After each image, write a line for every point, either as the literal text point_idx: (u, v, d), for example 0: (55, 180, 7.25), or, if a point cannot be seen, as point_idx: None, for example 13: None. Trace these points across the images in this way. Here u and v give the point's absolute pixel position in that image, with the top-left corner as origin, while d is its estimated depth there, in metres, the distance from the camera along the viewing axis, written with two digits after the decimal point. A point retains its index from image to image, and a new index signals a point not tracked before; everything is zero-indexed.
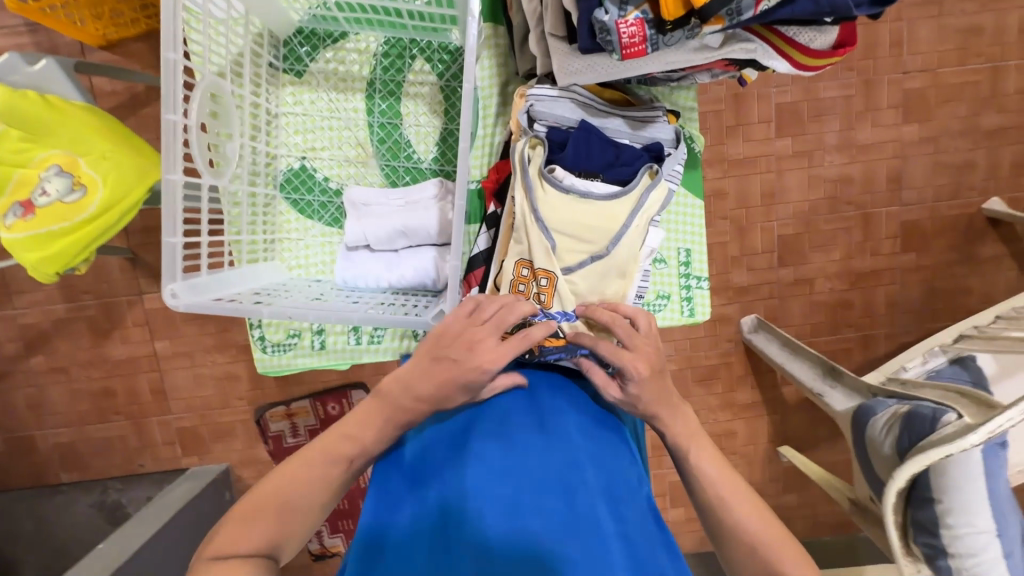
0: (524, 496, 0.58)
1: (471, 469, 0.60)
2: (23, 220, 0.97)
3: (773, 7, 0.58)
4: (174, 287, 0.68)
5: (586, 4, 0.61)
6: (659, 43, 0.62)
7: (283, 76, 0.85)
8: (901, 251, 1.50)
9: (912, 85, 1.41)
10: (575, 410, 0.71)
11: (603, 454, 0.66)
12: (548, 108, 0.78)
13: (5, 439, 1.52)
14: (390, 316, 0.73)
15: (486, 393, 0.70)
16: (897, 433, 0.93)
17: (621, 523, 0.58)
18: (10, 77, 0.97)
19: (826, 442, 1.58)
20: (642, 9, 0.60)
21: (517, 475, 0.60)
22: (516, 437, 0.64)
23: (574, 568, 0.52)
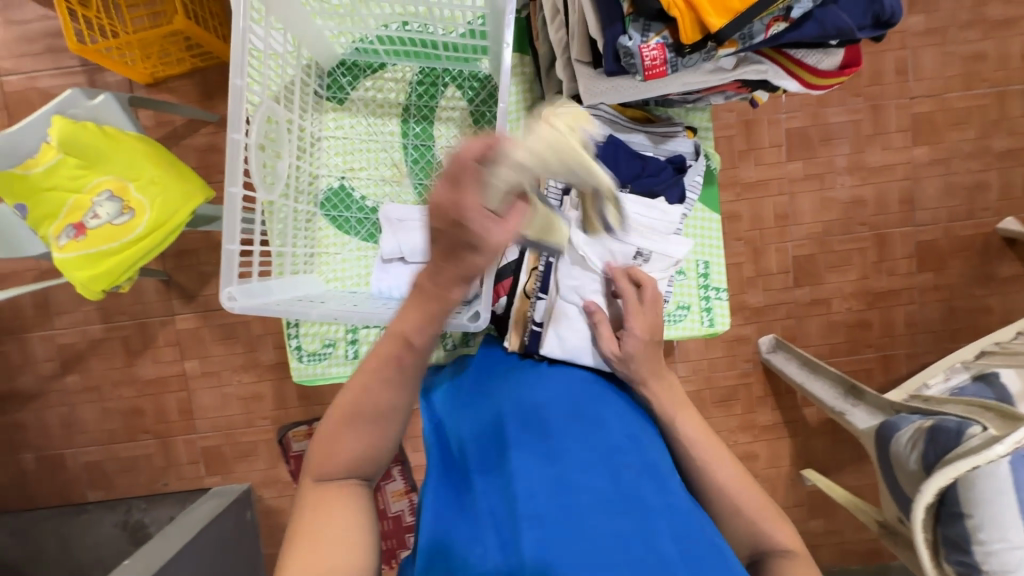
0: (569, 478, 0.61)
1: (515, 453, 0.65)
2: (76, 240, 1.04)
3: (782, 31, 0.63)
4: (229, 291, 0.74)
5: (611, 30, 0.66)
6: (679, 66, 0.66)
7: (325, 103, 0.92)
8: (918, 270, 1.51)
9: (920, 110, 1.45)
10: (609, 405, 0.74)
11: (638, 436, 0.69)
12: None
13: (36, 457, 1.56)
14: None
15: (525, 390, 0.74)
16: (922, 449, 0.92)
17: (664, 498, 0.61)
18: (71, 110, 1.06)
19: (851, 465, 1.55)
20: (663, 35, 0.64)
21: (558, 460, 0.64)
22: (553, 426, 0.68)
23: (622, 538, 0.56)
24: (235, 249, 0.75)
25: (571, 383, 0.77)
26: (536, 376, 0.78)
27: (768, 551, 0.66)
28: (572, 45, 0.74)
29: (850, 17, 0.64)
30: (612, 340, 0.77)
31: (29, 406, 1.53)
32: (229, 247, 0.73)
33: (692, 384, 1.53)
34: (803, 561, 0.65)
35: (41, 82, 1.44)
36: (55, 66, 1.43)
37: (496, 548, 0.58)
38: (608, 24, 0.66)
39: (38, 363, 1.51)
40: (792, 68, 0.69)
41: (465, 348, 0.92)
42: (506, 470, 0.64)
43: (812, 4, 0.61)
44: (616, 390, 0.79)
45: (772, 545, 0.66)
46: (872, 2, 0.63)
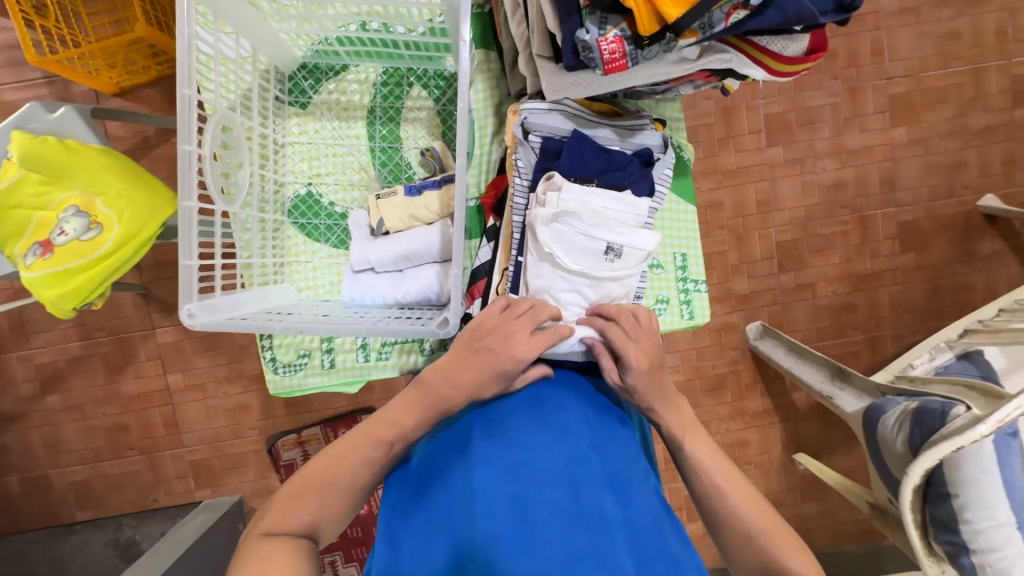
0: (531, 492, 0.61)
1: (474, 468, 0.64)
2: (43, 258, 1.01)
3: (743, 19, 0.61)
4: (190, 307, 0.71)
5: (568, 23, 0.64)
6: (640, 58, 0.65)
7: (288, 108, 0.90)
8: (901, 251, 1.51)
9: (897, 90, 1.45)
10: (575, 411, 0.73)
11: (606, 447, 0.69)
12: (542, 120, 0.79)
13: (20, 479, 1.53)
14: (394, 328, 0.75)
15: (490, 398, 0.73)
16: (908, 431, 0.92)
17: (625, 510, 0.62)
18: (31, 125, 1.02)
19: (842, 447, 1.56)
20: (621, 27, 0.63)
21: (520, 473, 0.63)
22: (515, 438, 0.67)
23: (577, 553, 0.56)
24: (196, 265, 0.72)
25: (541, 391, 0.75)
26: (502, 380, 0.76)
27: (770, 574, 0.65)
28: (533, 41, 0.72)
29: (812, 2, 0.62)
30: (613, 371, 0.76)
31: (11, 428, 1.50)
32: (189, 262, 0.71)
33: (682, 374, 1.53)
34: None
35: (3, 95, 1.40)
36: (17, 79, 1.39)
37: (453, 564, 0.58)
38: (566, 17, 0.64)
39: (17, 383, 1.48)
40: (757, 55, 0.68)
41: (442, 352, 0.91)
42: (465, 484, 0.63)
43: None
44: (587, 394, 0.78)
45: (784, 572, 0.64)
46: None
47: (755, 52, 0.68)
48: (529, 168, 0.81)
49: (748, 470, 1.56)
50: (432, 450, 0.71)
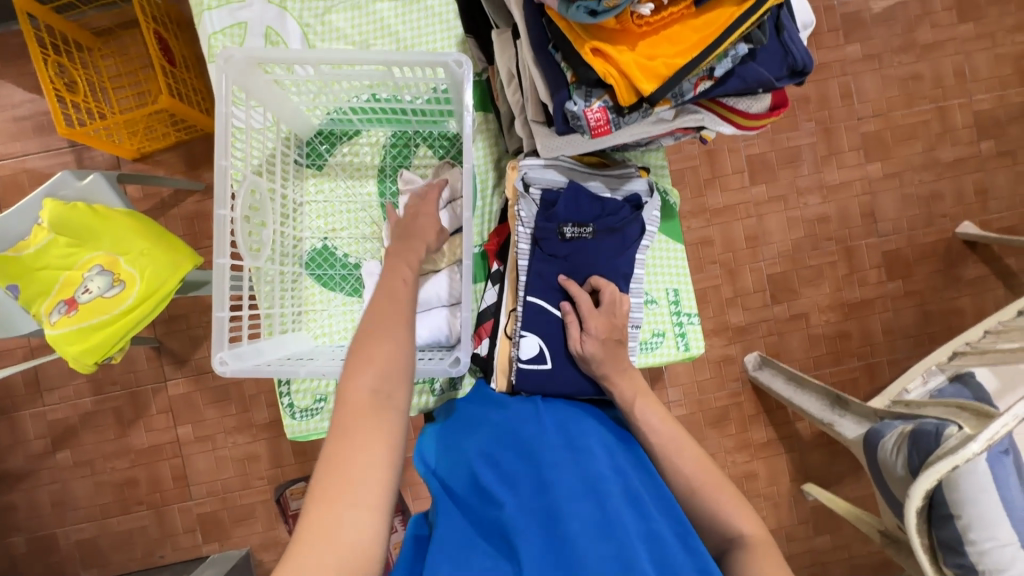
0: (558, 506, 0.65)
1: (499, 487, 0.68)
2: (67, 315, 1.06)
3: (708, 88, 0.69)
4: (221, 355, 0.76)
5: (558, 96, 0.71)
6: (621, 124, 0.72)
7: (305, 170, 0.97)
8: (888, 279, 1.57)
9: (868, 129, 1.55)
10: (596, 438, 0.77)
11: (626, 471, 0.72)
12: (540, 175, 0.87)
13: (26, 540, 1.52)
14: (409, 370, 0.79)
15: (516, 426, 0.78)
16: (906, 453, 0.95)
17: (647, 524, 0.64)
18: (61, 191, 1.09)
19: (850, 476, 1.56)
20: (604, 99, 0.70)
21: (547, 491, 0.67)
22: (540, 460, 0.71)
23: (604, 559, 0.59)
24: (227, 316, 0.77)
25: (562, 422, 0.80)
26: (527, 412, 0.82)
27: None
28: (527, 108, 0.80)
29: (768, 69, 0.70)
30: (575, 341, 0.84)
31: (20, 487, 1.51)
32: (221, 314, 0.75)
33: (685, 407, 1.55)
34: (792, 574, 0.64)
35: (31, 164, 1.49)
36: (44, 148, 1.49)
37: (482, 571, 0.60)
38: (555, 90, 0.72)
39: (28, 441, 1.50)
40: (726, 114, 0.75)
41: (451, 392, 0.95)
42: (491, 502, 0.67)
43: (732, 64, 0.68)
44: (599, 423, 0.83)
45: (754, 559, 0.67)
46: (786, 55, 0.69)
47: (724, 112, 0.75)
48: (530, 217, 0.87)
49: (758, 503, 1.55)
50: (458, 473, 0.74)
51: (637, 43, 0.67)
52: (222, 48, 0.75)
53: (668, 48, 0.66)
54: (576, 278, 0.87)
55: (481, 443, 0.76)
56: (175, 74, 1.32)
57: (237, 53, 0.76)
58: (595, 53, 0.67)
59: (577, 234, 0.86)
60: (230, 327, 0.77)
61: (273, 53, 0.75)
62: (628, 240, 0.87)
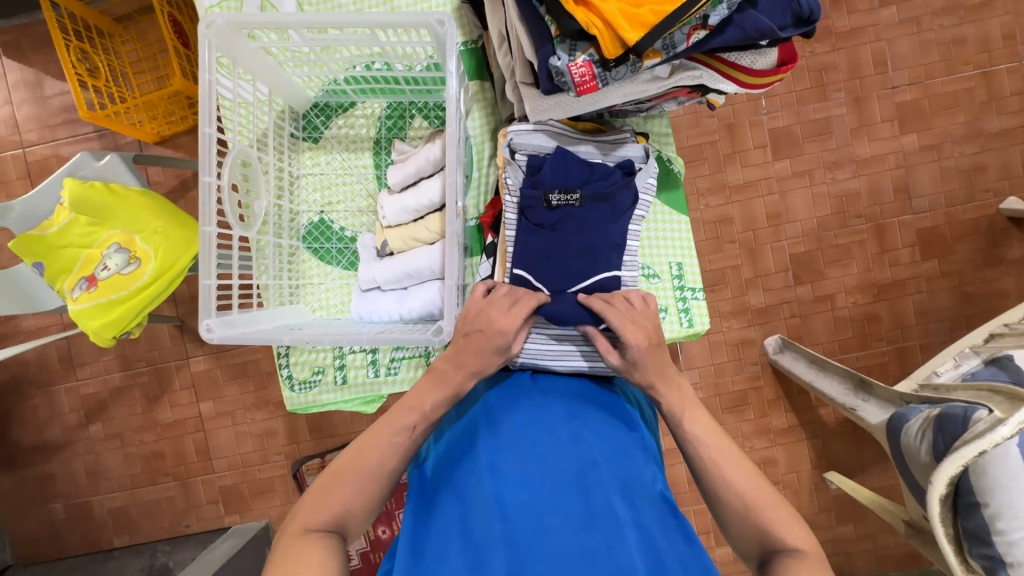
0: (543, 500, 0.67)
1: (486, 478, 0.70)
2: (88, 291, 1.10)
3: (703, 37, 0.65)
4: (208, 322, 0.76)
5: (542, 51, 0.69)
6: (609, 79, 0.69)
7: (302, 143, 0.97)
8: (922, 258, 1.48)
9: (904, 99, 1.45)
10: (584, 421, 0.77)
11: (615, 459, 0.73)
12: (527, 140, 0.85)
13: (64, 507, 1.60)
14: (393, 338, 0.78)
15: (505, 413, 0.78)
16: (932, 438, 0.89)
17: (633, 512, 0.67)
18: (82, 171, 1.13)
19: (877, 464, 1.49)
20: (589, 52, 0.67)
21: (534, 482, 0.69)
22: (527, 448, 0.73)
23: (586, 552, 0.62)
24: (215, 284, 0.78)
25: (550, 405, 0.79)
26: (517, 396, 0.81)
27: (772, 550, 0.65)
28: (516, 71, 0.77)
29: (771, 17, 0.66)
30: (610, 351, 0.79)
31: (57, 457, 1.59)
32: (207, 281, 0.76)
33: (701, 391, 1.51)
34: (814, 559, 0.62)
35: (60, 149, 1.55)
36: (72, 133, 1.55)
37: (471, 564, 0.64)
38: (539, 46, 0.69)
39: (64, 414, 1.58)
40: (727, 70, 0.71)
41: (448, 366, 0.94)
42: (479, 493, 0.69)
43: (728, 11, 0.63)
44: (593, 400, 0.83)
45: (780, 543, 0.65)
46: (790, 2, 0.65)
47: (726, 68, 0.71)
48: (517, 184, 0.85)
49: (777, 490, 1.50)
50: (445, 458, 0.77)
51: None
52: (204, 15, 0.74)
53: None
54: (567, 247, 0.83)
55: (469, 429, 0.78)
56: (189, 57, 1.35)
57: (221, 19, 0.75)
58: (579, 3, 0.64)
59: (565, 202, 0.84)
60: (218, 294, 0.78)
61: (256, 18, 0.74)
62: (618, 207, 0.84)
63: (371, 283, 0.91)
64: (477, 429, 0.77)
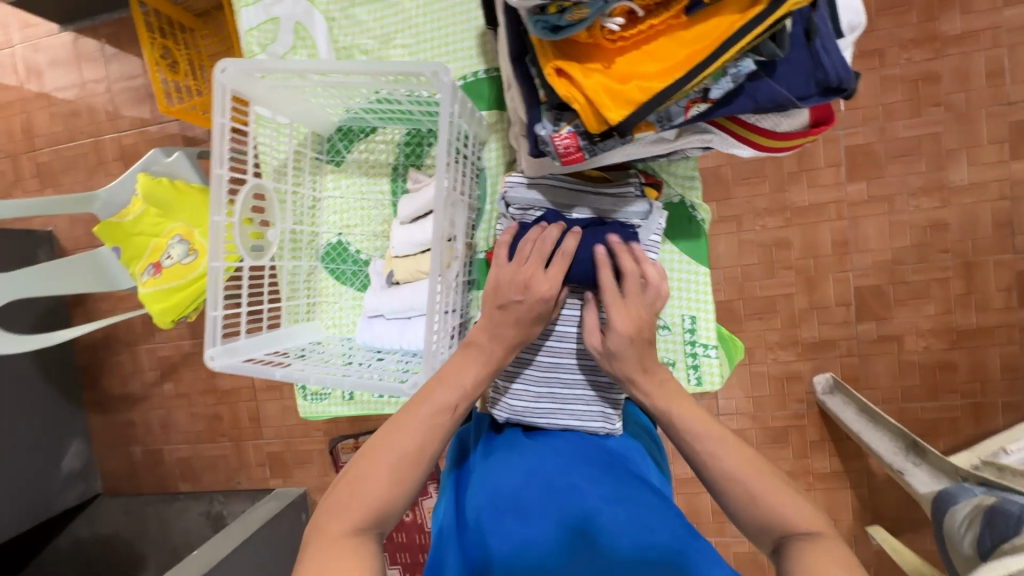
0: (551, 554, 0.67)
1: (495, 543, 0.69)
2: (153, 277, 1.21)
3: (703, 110, 0.63)
4: (212, 351, 0.83)
5: (528, 116, 0.68)
6: (597, 150, 0.67)
7: (324, 165, 1.00)
8: (1019, 305, 1.28)
9: (1020, 118, 1.23)
10: (580, 473, 0.78)
11: (614, 498, 0.73)
12: (520, 194, 0.86)
13: (142, 450, 1.84)
14: (375, 385, 0.80)
15: (501, 475, 0.78)
16: (977, 530, 0.80)
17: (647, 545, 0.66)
18: (155, 166, 1.24)
19: (931, 525, 1.36)
20: (574, 123, 0.65)
21: (539, 540, 0.68)
22: (529, 507, 0.72)
23: None
24: (220, 316, 0.84)
25: (544, 460, 0.80)
26: (510, 457, 0.82)
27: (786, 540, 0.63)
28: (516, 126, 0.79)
29: (789, 86, 0.62)
30: (597, 336, 0.81)
31: (137, 407, 1.82)
32: (210, 315, 0.82)
33: (736, 422, 1.43)
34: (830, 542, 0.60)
35: (148, 135, 1.71)
36: (159, 120, 1.69)
37: None
38: (529, 107, 0.68)
39: (144, 371, 1.79)
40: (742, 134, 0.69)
41: None
42: (489, 559, 0.68)
43: (734, 83, 0.60)
44: (588, 452, 0.84)
45: (791, 528, 0.63)
46: (815, 69, 0.61)
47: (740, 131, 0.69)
48: None
49: None
50: (455, 525, 0.76)
51: (612, 61, 0.61)
52: (218, 62, 0.79)
53: (649, 66, 0.59)
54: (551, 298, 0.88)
55: (472, 493, 0.78)
56: None
57: (233, 65, 0.78)
58: (560, 73, 0.62)
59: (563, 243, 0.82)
60: (221, 327, 0.84)
61: (268, 64, 0.77)
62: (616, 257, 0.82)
63: (375, 311, 0.94)
64: (478, 497, 0.76)
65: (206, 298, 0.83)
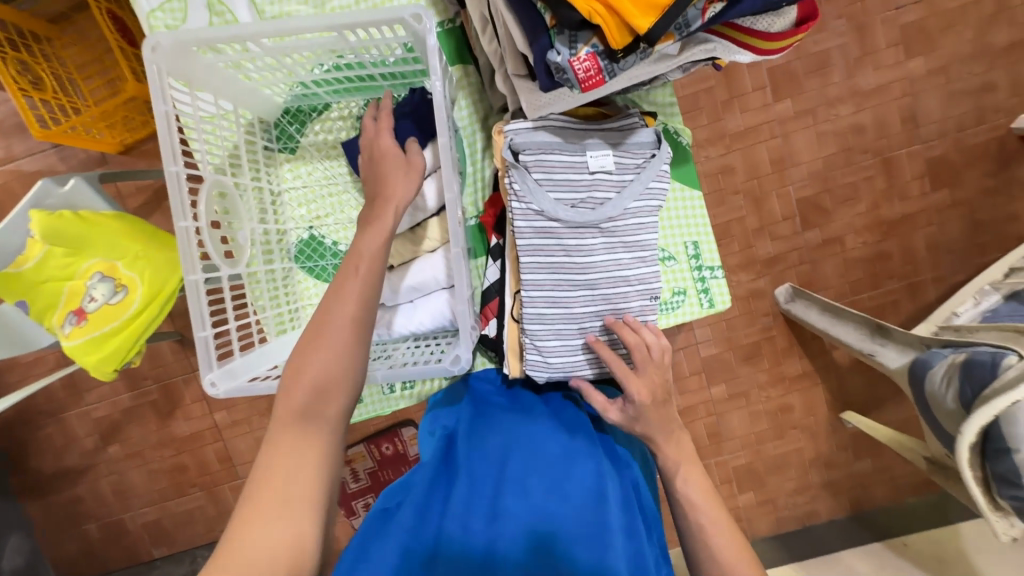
0: (558, 520, 0.71)
1: (509, 493, 0.74)
2: (79, 326, 1.05)
3: (719, 11, 0.62)
4: (210, 376, 0.79)
5: (539, 46, 0.67)
6: (616, 70, 0.67)
7: (278, 155, 0.99)
8: (932, 189, 1.43)
9: (909, 19, 1.35)
10: (606, 472, 0.81)
11: (631, 513, 0.76)
12: (528, 139, 0.84)
13: (97, 527, 1.63)
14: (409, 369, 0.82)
15: (534, 444, 0.83)
16: (958, 386, 0.89)
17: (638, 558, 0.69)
18: (47, 200, 1.06)
19: (891, 399, 1.51)
20: (592, 43, 0.65)
21: (550, 507, 0.73)
22: (553, 480, 0.77)
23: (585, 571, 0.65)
24: (211, 334, 0.80)
25: (577, 448, 0.84)
26: (545, 434, 0.86)
27: None
28: (506, 61, 0.77)
29: None
30: (607, 405, 0.86)
31: (81, 480, 1.60)
32: (201, 335, 0.78)
33: (715, 347, 1.49)
34: None
35: (19, 170, 1.46)
36: (30, 151, 1.44)
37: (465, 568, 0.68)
38: (534, 39, 0.67)
39: (79, 439, 1.57)
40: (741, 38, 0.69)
41: None
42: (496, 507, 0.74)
43: None
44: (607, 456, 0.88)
45: None
46: None
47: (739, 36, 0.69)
48: (524, 189, 0.83)
49: (795, 435, 1.53)
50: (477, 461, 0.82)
51: None
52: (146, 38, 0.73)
53: None
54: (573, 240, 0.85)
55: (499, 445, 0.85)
56: (139, 56, 1.25)
57: (166, 39, 0.74)
58: None
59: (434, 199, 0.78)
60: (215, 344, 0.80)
61: (207, 31, 0.74)
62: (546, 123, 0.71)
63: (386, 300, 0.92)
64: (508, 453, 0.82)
65: (191, 317, 0.79)
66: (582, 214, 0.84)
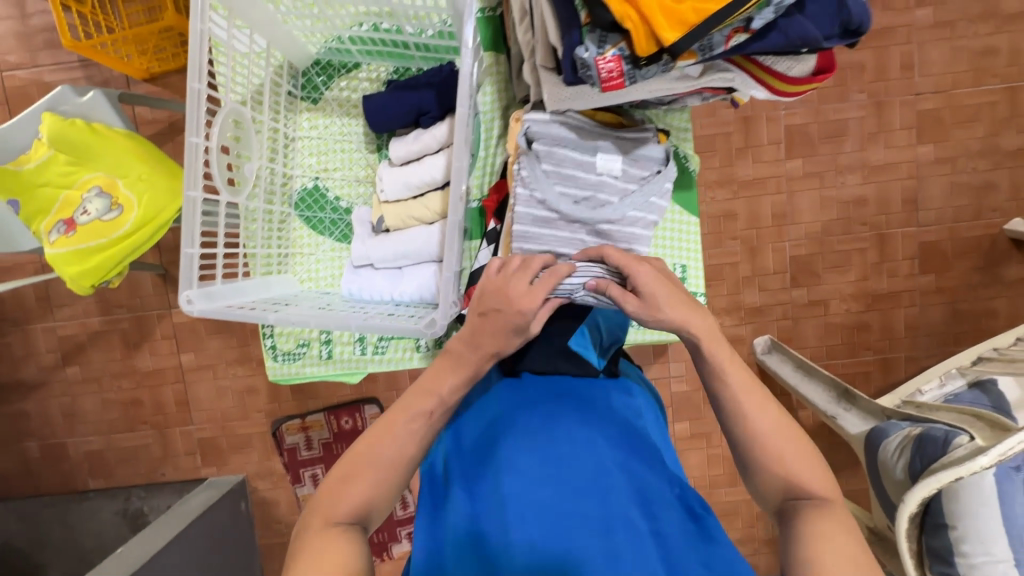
0: (561, 504, 0.69)
1: (507, 477, 0.72)
2: (66, 235, 1.05)
3: (741, 42, 0.66)
4: (189, 294, 0.81)
5: (569, 39, 0.70)
6: (637, 77, 0.69)
7: (300, 103, 1.02)
8: (921, 272, 1.47)
9: (925, 107, 1.41)
10: (598, 430, 0.78)
11: (631, 466, 0.74)
12: (543, 129, 0.86)
13: (38, 446, 1.59)
14: (387, 325, 0.83)
15: (520, 413, 0.79)
16: (909, 457, 0.91)
17: (653, 524, 0.69)
18: (62, 107, 1.05)
19: (847, 469, 1.53)
20: (620, 46, 0.67)
21: (551, 485, 0.70)
22: (547, 451, 0.74)
23: (605, 558, 0.64)
24: (197, 253, 0.82)
25: (564, 406, 0.80)
26: (533, 398, 0.82)
27: (795, 499, 0.67)
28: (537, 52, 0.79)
29: (817, 26, 0.66)
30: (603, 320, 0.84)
31: (32, 395, 1.57)
32: (188, 252, 0.80)
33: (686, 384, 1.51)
34: (835, 509, 0.65)
35: (41, 77, 1.46)
36: (55, 60, 1.45)
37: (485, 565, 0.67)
38: (567, 31, 0.70)
39: (40, 354, 1.55)
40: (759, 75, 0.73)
41: (433, 350, 1.00)
42: (499, 494, 0.71)
43: (773, 16, 0.63)
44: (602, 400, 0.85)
45: (807, 492, 0.67)
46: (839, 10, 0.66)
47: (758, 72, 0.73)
48: (530, 175, 0.86)
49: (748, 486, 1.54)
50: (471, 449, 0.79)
51: None
52: None
53: None
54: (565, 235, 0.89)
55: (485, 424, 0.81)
56: None
57: None
58: None
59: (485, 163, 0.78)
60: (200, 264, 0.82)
61: None
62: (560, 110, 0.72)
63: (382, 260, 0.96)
64: (496, 429, 0.79)
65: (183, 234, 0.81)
66: (575, 216, 0.87)
